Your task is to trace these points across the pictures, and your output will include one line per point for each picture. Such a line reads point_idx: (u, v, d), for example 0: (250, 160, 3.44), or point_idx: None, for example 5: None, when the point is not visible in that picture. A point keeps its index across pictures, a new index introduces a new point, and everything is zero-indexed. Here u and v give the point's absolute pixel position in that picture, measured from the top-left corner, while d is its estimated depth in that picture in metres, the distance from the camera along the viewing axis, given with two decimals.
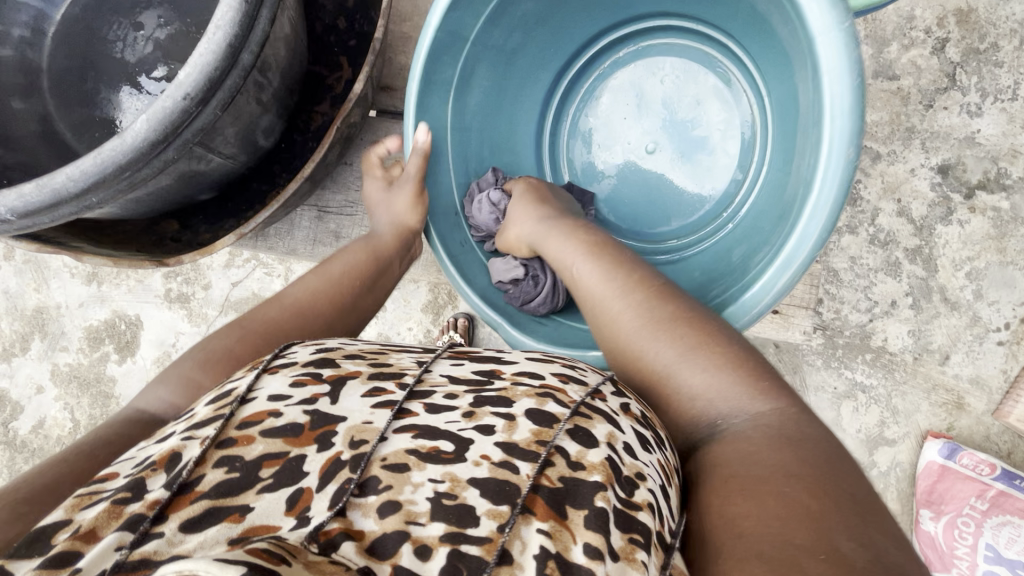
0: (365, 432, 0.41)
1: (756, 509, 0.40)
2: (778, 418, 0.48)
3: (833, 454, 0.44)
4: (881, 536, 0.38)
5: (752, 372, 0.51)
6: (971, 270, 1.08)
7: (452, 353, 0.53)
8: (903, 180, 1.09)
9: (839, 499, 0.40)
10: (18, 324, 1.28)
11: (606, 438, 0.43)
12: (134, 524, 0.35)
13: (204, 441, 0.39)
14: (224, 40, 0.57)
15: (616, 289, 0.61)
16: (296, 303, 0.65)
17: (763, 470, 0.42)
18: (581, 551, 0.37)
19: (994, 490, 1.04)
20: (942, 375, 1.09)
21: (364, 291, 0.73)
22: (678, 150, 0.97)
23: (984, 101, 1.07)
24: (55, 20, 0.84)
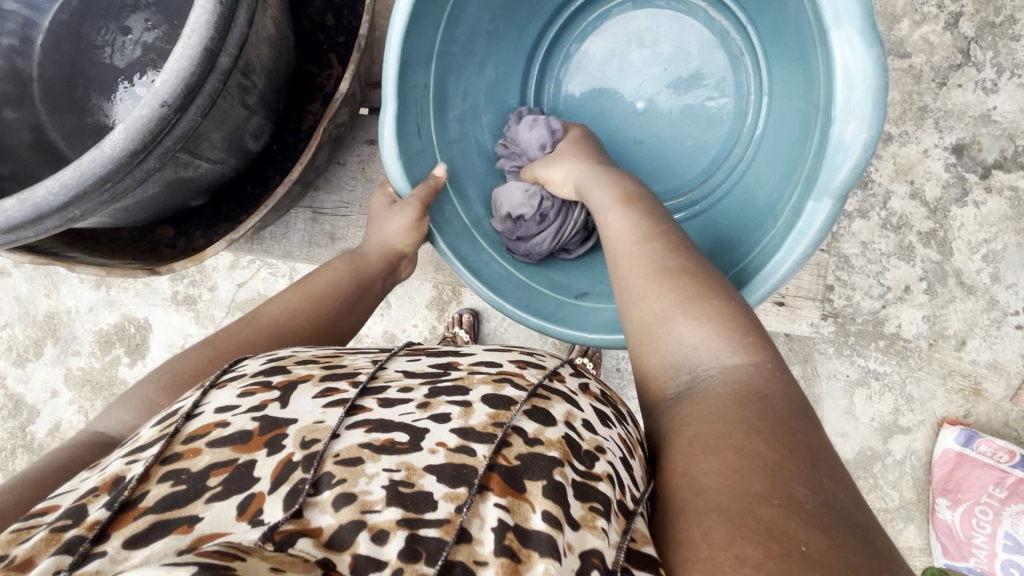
0: (317, 432, 0.40)
1: (718, 466, 0.37)
2: (754, 372, 0.43)
3: (798, 410, 0.41)
4: (836, 489, 0.36)
5: (742, 326, 0.46)
6: (987, 252, 1.05)
7: (408, 351, 0.53)
8: (916, 161, 1.06)
9: (798, 452, 0.37)
10: (30, 329, 1.30)
11: (563, 417, 0.44)
12: (73, 545, 0.34)
13: (147, 459, 0.39)
14: (201, 44, 0.57)
15: (631, 239, 0.57)
16: (273, 320, 0.65)
17: (725, 425, 0.39)
18: (541, 519, 0.37)
19: (1013, 478, 1.02)
20: (959, 360, 1.06)
21: (343, 310, 0.72)
22: (664, 114, 0.97)
23: (1000, 77, 1.03)
24: (43, 26, 0.83)
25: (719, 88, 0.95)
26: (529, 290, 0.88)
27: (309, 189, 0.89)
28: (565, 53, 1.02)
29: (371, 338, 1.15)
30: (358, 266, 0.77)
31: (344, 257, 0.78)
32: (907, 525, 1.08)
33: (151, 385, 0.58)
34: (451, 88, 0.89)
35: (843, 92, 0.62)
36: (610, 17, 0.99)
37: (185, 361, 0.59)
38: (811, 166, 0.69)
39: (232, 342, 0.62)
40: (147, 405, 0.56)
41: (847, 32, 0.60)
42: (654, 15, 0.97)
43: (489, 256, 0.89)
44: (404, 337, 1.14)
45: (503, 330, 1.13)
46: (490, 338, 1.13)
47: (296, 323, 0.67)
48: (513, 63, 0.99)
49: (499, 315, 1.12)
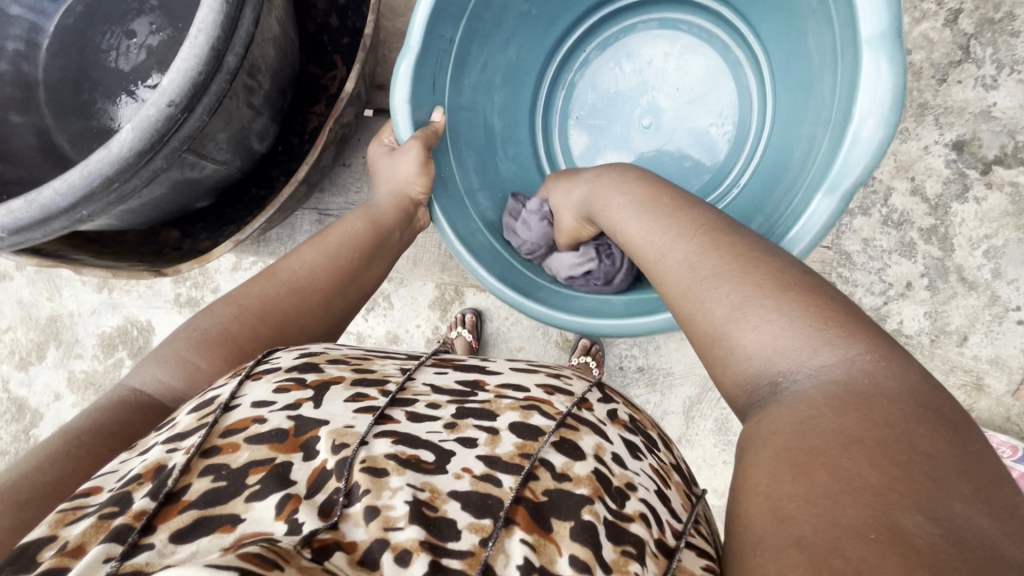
0: (347, 436, 0.41)
1: (809, 489, 0.34)
2: (850, 371, 0.40)
3: (914, 415, 0.36)
4: (964, 510, 0.32)
5: (828, 318, 0.43)
6: (988, 248, 1.05)
7: (435, 362, 0.53)
8: (917, 158, 1.06)
9: (912, 469, 0.33)
10: (33, 333, 1.30)
11: (592, 449, 0.44)
12: (122, 533, 0.34)
13: (188, 449, 0.39)
14: (207, 43, 0.57)
15: (673, 237, 0.56)
16: (295, 276, 0.65)
17: (818, 438, 0.36)
18: (568, 564, 0.36)
19: (1016, 472, 1.02)
20: (961, 356, 1.07)
21: (361, 262, 0.72)
22: (667, 127, 0.97)
23: (999, 73, 1.03)
24: (48, 31, 0.84)
25: (722, 114, 0.96)
26: (509, 266, 0.85)
27: (314, 191, 0.90)
28: (582, 58, 1.02)
29: (375, 339, 1.15)
30: (376, 218, 0.77)
31: (360, 210, 0.79)
32: None
33: (182, 342, 0.56)
34: (472, 57, 0.87)
35: (856, 121, 0.62)
36: (631, 32, 1.00)
37: (209, 319, 0.58)
38: (812, 186, 0.68)
39: (255, 300, 0.61)
40: (181, 363, 0.55)
41: (873, 49, 0.61)
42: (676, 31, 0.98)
43: (477, 224, 0.87)
44: (407, 338, 1.14)
45: (507, 330, 1.13)
46: (494, 338, 1.13)
47: (316, 273, 0.67)
48: (537, 50, 0.98)
49: (502, 315, 1.13)
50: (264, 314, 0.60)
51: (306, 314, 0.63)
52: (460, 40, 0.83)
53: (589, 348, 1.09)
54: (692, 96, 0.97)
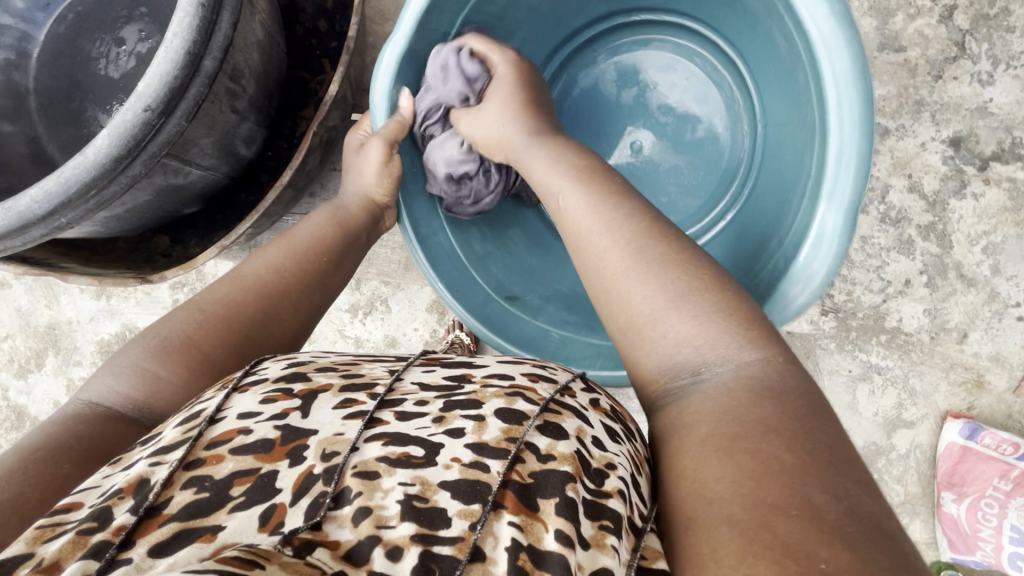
0: (337, 444, 0.41)
1: (732, 471, 0.37)
2: (765, 369, 0.44)
3: (816, 410, 0.41)
4: (858, 492, 0.36)
5: (746, 321, 0.47)
6: (987, 245, 1.05)
7: (423, 362, 0.53)
8: (914, 155, 1.06)
9: (817, 455, 0.37)
10: (32, 341, 1.30)
11: (574, 432, 0.43)
12: (100, 550, 0.34)
13: (172, 463, 0.38)
14: (183, 47, 0.57)
15: (606, 222, 0.56)
16: (257, 280, 0.64)
17: (739, 427, 0.39)
18: (553, 539, 0.37)
19: (1018, 470, 1.03)
20: (961, 353, 1.06)
21: (331, 263, 0.72)
22: (670, 139, 0.98)
23: (996, 69, 1.03)
24: (38, 40, 0.84)
25: (715, 133, 0.97)
26: (465, 274, 0.88)
27: (306, 195, 0.89)
28: (590, 58, 1.01)
29: (372, 343, 1.15)
30: (342, 219, 0.77)
31: (328, 208, 0.78)
32: (913, 519, 1.08)
33: (139, 352, 0.56)
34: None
35: (831, 143, 0.62)
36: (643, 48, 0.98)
37: (168, 324, 0.58)
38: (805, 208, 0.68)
39: (215, 304, 0.60)
40: (140, 373, 0.54)
41: (838, 72, 0.60)
42: (671, 44, 0.97)
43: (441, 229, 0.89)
44: (404, 342, 1.14)
45: None
46: None
47: (282, 275, 0.66)
48: (542, 45, 0.97)
49: None
50: (227, 319, 0.60)
51: (272, 319, 0.63)
52: (456, 37, 0.83)
53: None
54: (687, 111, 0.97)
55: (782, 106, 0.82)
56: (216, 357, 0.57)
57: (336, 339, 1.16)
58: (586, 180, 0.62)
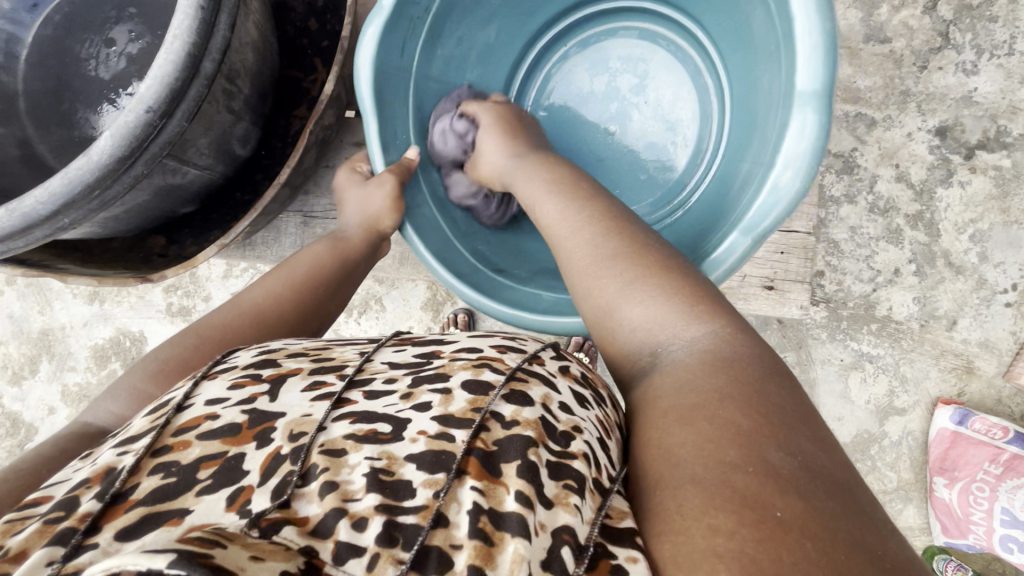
0: (304, 425, 0.41)
1: (693, 437, 0.38)
2: (716, 342, 0.45)
3: (769, 370, 0.43)
4: (811, 447, 0.37)
5: (700, 298, 0.48)
6: (974, 232, 1.06)
7: (394, 342, 0.54)
8: (901, 145, 1.07)
9: (771, 415, 0.39)
10: (25, 347, 1.29)
11: (541, 398, 0.44)
12: (65, 537, 0.33)
13: (137, 451, 0.39)
14: (183, 50, 0.57)
15: (569, 223, 0.58)
16: (257, 308, 0.67)
17: (696, 396, 0.41)
18: (514, 500, 0.37)
19: (1008, 454, 1.04)
20: (950, 340, 1.07)
21: (326, 294, 0.73)
22: (639, 118, 0.98)
23: (979, 58, 1.04)
24: (26, 41, 0.84)
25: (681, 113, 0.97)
26: (452, 249, 0.85)
27: (298, 193, 0.89)
28: (562, 52, 1.02)
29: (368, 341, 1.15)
30: (341, 250, 0.78)
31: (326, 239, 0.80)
32: (906, 505, 1.09)
33: (139, 376, 0.58)
34: (446, 31, 0.86)
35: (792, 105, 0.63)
36: (614, 34, 0.99)
37: (167, 350, 0.60)
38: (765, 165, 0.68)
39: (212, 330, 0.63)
40: (138, 395, 0.56)
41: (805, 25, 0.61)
42: (641, 29, 0.98)
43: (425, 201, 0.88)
44: None
45: (499, 328, 1.12)
46: None
47: (277, 306, 0.68)
48: (516, 37, 0.97)
49: None
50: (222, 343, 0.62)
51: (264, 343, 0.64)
52: (437, 12, 0.82)
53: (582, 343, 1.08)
54: (654, 91, 0.98)
55: (745, 74, 0.83)
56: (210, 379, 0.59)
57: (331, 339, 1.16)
58: (555, 191, 0.64)
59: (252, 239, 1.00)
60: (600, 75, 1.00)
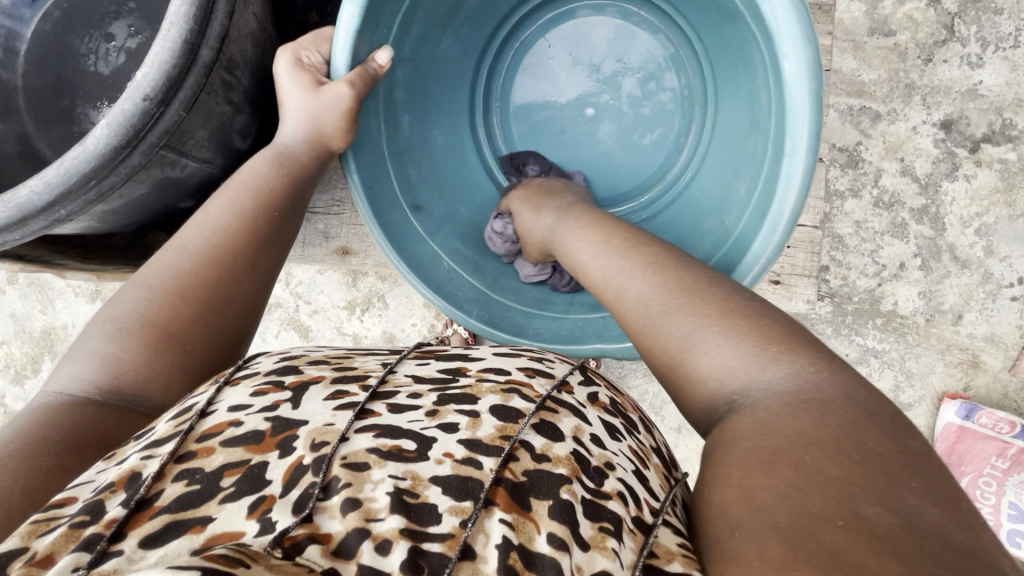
0: (326, 434, 0.41)
1: (778, 481, 0.37)
2: (799, 381, 0.44)
3: (859, 413, 0.41)
4: (916, 501, 0.36)
5: (774, 338, 0.47)
6: (980, 226, 1.06)
7: (418, 354, 0.54)
8: (905, 138, 1.06)
9: (866, 464, 0.37)
10: (28, 346, 1.29)
11: (571, 431, 0.44)
12: (91, 543, 0.34)
13: (163, 455, 0.39)
14: (180, 36, 0.57)
15: (626, 274, 0.59)
16: (205, 244, 0.60)
17: (781, 439, 0.40)
18: (546, 541, 0.37)
19: (1015, 448, 1.04)
20: (956, 335, 1.07)
21: (283, 219, 0.68)
22: (619, 125, 1.00)
23: (985, 51, 1.04)
24: (25, 36, 0.84)
25: (658, 143, 1.00)
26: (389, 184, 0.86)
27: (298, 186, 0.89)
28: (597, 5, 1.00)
29: (371, 339, 1.15)
30: (289, 166, 0.72)
31: (268, 153, 0.72)
32: None
33: (94, 337, 0.53)
34: None
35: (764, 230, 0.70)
36: (632, 26, 0.99)
37: (118, 307, 0.55)
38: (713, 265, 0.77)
39: (169, 279, 0.56)
40: (98, 358, 0.52)
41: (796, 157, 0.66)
42: (669, 47, 0.97)
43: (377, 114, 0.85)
44: (403, 337, 1.14)
45: None
46: None
47: (228, 236, 0.62)
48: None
49: None
50: (182, 290, 0.56)
51: (232, 285, 0.59)
52: None
53: None
54: (650, 105, 0.99)
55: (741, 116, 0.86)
56: (181, 330, 0.54)
57: (334, 337, 1.15)
58: (608, 244, 0.65)
59: None
60: (605, 60, 0.99)
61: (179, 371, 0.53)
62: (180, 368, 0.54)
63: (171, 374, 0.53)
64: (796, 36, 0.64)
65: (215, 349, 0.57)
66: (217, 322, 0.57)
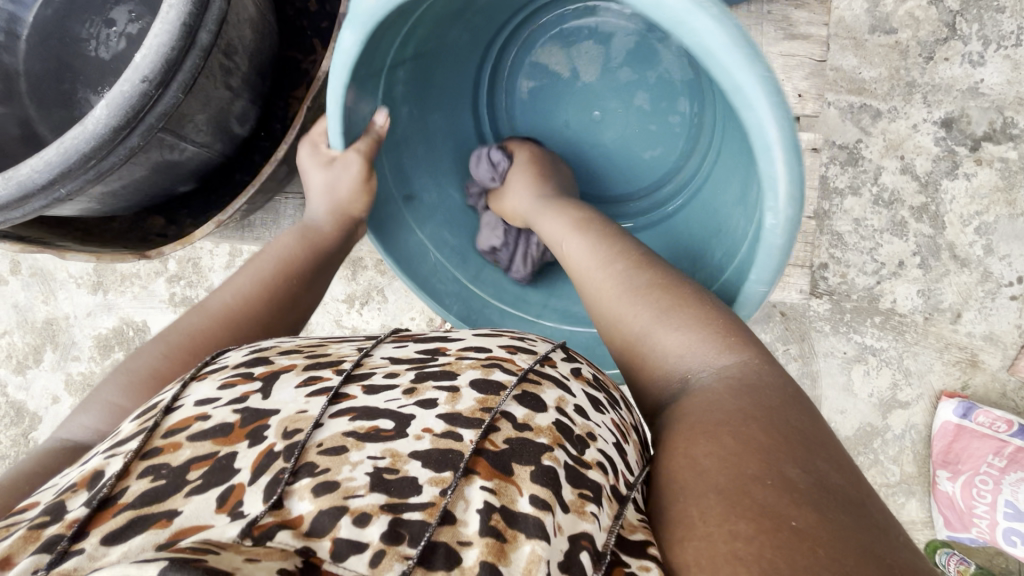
0: (299, 422, 0.40)
1: (717, 449, 0.40)
2: (744, 368, 0.47)
3: (790, 399, 0.44)
4: (831, 470, 0.39)
5: (726, 331, 0.51)
6: (980, 225, 1.06)
7: (395, 337, 0.53)
8: (906, 136, 1.06)
9: (791, 435, 0.40)
10: (30, 336, 1.30)
11: (554, 402, 0.43)
12: (51, 544, 0.34)
13: (126, 454, 0.39)
14: (179, 19, 0.58)
15: (600, 261, 0.61)
16: (225, 307, 0.63)
17: (721, 414, 0.43)
18: (528, 502, 0.37)
19: (1012, 447, 1.04)
20: (954, 334, 1.07)
21: (304, 288, 0.71)
22: (617, 132, 0.94)
23: (986, 49, 1.04)
24: (28, 21, 0.85)
25: (661, 158, 0.94)
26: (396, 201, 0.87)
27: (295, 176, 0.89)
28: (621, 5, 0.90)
29: (370, 332, 1.15)
30: (311, 239, 0.76)
31: (294, 230, 0.77)
32: (909, 499, 1.08)
33: (112, 387, 0.55)
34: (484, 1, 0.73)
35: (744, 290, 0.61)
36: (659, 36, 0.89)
37: (139, 360, 0.58)
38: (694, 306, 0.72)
39: (187, 339, 0.59)
40: (111, 409, 0.53)
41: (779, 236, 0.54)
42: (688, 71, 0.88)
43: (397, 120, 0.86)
44: None
45: None
46: None
47: (248, 300, 0.65)
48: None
49: None
50: (198, 347, 0.59)
51: (246, 348, 0.61)
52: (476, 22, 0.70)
53: None
54: (660, 118, 0.92)
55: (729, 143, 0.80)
56: None
57: (333, 329, 1.16)
58: (587, 230, 0.67)
59: (251, 221, 1.00)
60: (622, 67, 0.91)
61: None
62: None
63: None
64: (787, 195, 0.51)
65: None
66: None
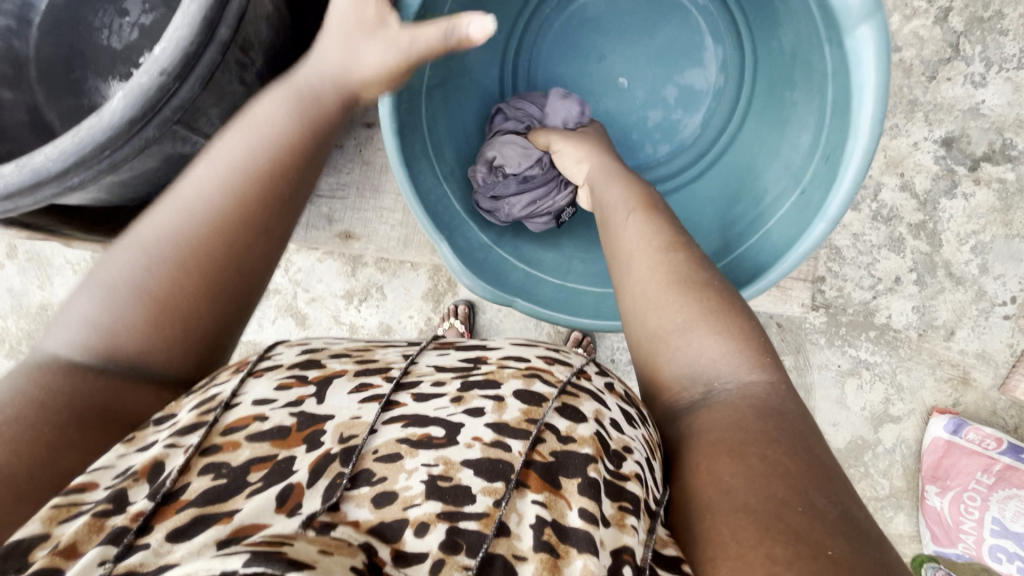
0: (355, 427, 0.42)
1: (745, 469, 0.40)
2: (770, 391, 0.47)
3: (808, 425, 0.45)
4: (852, 502, 0.40)
5: (756, 347, 0.49)
6: (975, 244, 1.07)
7: (436, 345, 0.54)
8: (906, 154, 1.07)
9: (815, 464, 0.41)
10: (23, 321, 1.29)
11: (593, 414, 0.45)
12: (118, 536, 0.34)
13: (188, 448, 0.39)
14: (199, 13, 0.58)
15: (647, 244, 0.56)
16: (210, 206, 0.50)
17: (750, 434, 0.43)
18: (577, 516, 0.38)
19: (1000, 464, 1.05)
20: (947, 350, 1.08)
21: (301, 178, 0.56)
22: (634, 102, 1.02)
23: (988, 71, 1.05)
24: (39, 8, 0.84)
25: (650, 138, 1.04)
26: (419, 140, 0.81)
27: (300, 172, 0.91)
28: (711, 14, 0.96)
29: (368, 329, 1.15)
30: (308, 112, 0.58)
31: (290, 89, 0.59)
32: (897, 513, 1.10)
33: (91, 298, 0.48)
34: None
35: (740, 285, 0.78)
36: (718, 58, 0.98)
37: (116, 268, 0.48)
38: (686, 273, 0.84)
39: (169, 247, 0.49)
40: (95, 327, 0.47)
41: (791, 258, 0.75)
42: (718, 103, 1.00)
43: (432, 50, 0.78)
44: (400, 329, 1.15)
45: (498, 322, 1.15)
46: (488, 330, 1.15)
47: (242, 200, 0.51)
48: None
49: (495, 306, 1.15)
50: (188, 262, 0.48)
51: (245, 258, 0.51)
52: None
53: (581, 340, 1.12)
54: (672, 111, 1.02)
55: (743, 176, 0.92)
56: (182, 307, 0.48)
57: (331, 325, 1.15)
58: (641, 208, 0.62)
59: None
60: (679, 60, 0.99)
61: (182, 347, 0.49)
62: (183, 348, 0.49)
63: (176, 350, 0.48)
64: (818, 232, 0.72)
65: (222, 321, 0.51)
66: (223, 295, 0.50)
